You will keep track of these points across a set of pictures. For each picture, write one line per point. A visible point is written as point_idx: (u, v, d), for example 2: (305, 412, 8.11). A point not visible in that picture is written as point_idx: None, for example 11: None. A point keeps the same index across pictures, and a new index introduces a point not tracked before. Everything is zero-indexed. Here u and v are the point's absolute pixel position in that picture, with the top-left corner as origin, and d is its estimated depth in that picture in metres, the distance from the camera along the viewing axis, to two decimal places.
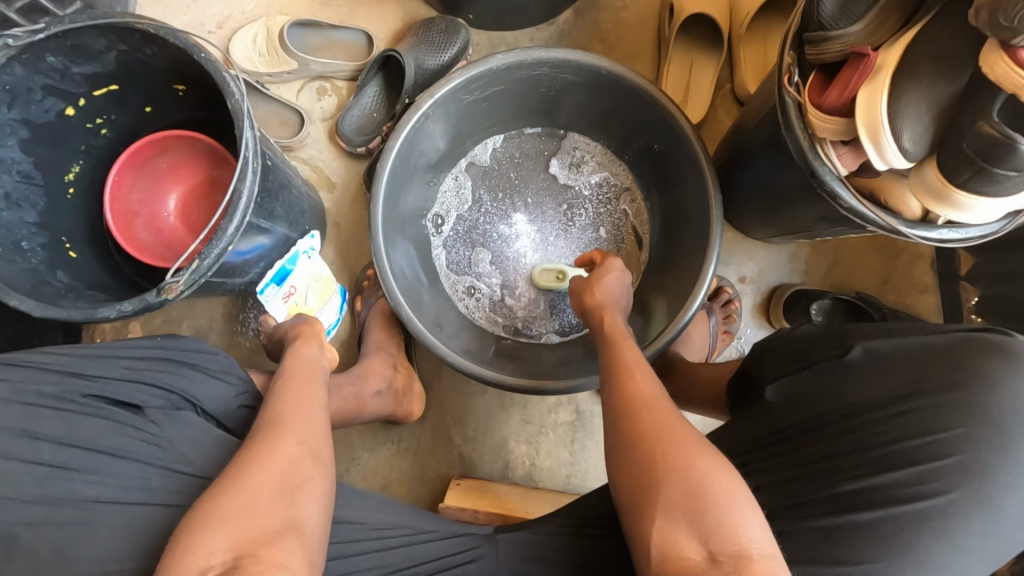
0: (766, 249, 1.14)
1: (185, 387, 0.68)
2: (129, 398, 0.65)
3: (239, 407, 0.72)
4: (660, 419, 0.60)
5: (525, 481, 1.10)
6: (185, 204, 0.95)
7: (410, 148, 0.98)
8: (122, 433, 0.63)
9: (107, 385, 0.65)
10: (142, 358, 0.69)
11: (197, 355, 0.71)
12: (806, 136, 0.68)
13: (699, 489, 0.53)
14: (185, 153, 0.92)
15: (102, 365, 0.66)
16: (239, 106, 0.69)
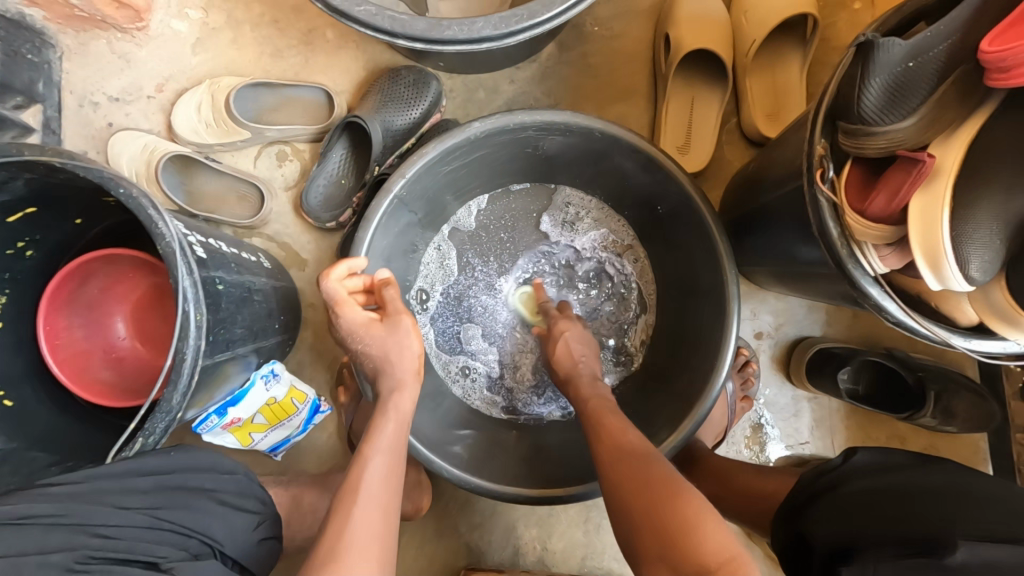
0: (782, 300, 1.04)
1: (204, 527, 0.56)
2: (135, 554, 0.52)
3: (261, 541, 0.61)
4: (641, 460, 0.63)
5: (538, 567, 1.03)
6: (134, 325, 0.84)
7: (384, 233, 0.86)
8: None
9: (126, 538, 0.52)
10: (153, 491, 0.57)
11: (211, 479, 0.60)
12: (842, 240, 0.57)
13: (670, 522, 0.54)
14: (113, 270, 0.81)
15: (116, 511, 0.54)
16: (171, 248, 0.59)
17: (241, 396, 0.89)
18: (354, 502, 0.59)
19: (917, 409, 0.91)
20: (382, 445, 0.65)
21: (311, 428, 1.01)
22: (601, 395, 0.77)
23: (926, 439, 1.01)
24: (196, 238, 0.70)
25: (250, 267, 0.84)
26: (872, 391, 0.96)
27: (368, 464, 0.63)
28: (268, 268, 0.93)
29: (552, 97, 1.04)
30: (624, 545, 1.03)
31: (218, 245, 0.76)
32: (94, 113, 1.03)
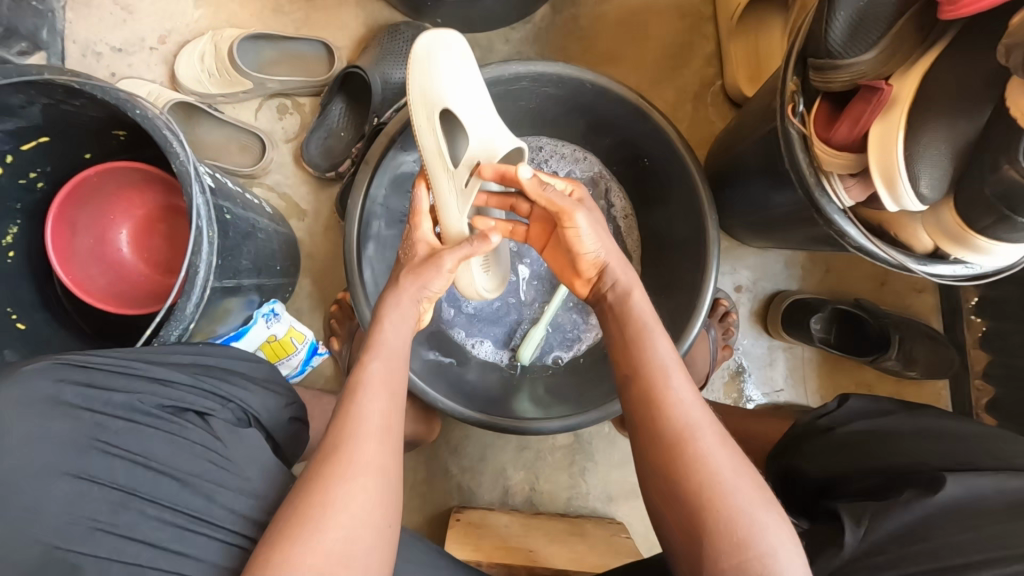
0: (761, 256, 1.10)
1: (240, 397, 0.60)
2: (188, 402, 0.56)
3: (290, 418, 0.65)
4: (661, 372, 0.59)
5: (526, 507, 1.08)
6: (150, 245, 0.87)
7: (382, 178, 0.90)
8: (180, 439, 0.53)
9: (176, 392, 0.56)
10: (195, 362, 0.61)
11: (239, 363, 0.64)
12: (811, 169, 0.63)
13: (706, 491, 0.52)
14: (98, 201, 0.82)
15: (165, 367, 0.57)
16: (185, 169, 0.62)
17: (242, 332, 0.92)
18: (339, 484, 0.50)
19: (882, 352, 0.98)
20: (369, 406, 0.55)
21: (308, 371, 1.04)
22: (624, 298, 0.65)
23: (891, 387, 1.08)
24: (207, 169, 0.74)
25: (254, 207, 0.88)
26: (844, 340, 1.02)
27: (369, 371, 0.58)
28: (270, 213, 0.96)
29: (545, 58, 1.09)
30: (606, 487, 1.09)
31: (226, 181, 0.80)
32: (96, 63, 1.05)
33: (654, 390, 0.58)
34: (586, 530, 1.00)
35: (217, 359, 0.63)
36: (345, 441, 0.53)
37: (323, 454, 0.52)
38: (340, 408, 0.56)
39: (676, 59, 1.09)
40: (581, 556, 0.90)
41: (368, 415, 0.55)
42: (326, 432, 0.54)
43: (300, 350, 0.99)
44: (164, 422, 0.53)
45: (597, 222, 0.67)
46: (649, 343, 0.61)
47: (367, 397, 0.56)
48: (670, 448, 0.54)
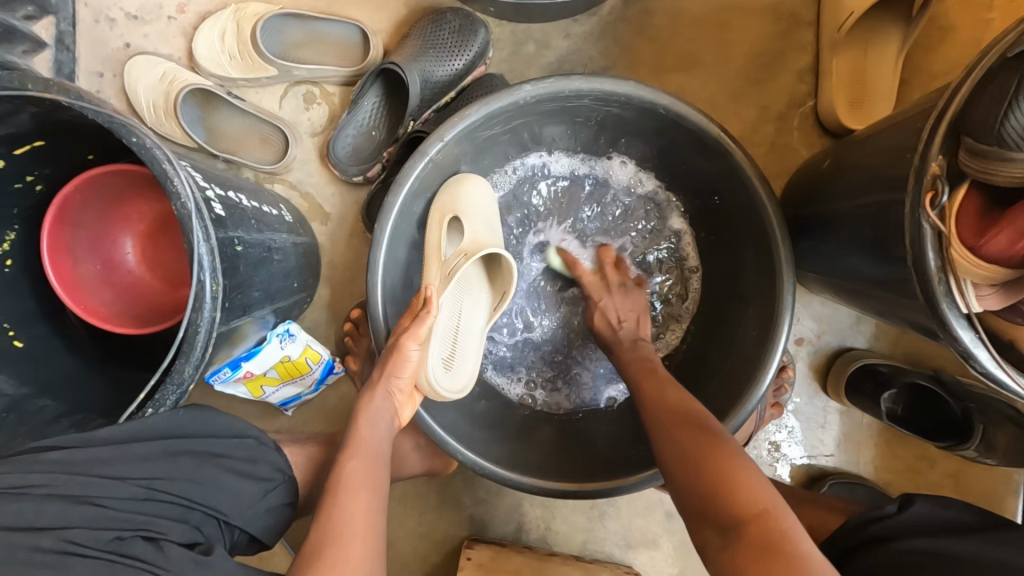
0: (829, 305, 0.98)
1: (207, 498, 0.50)
2: (135, 527, 0.45)
3: (274, 507, 0.56)
4: (694, 422, 0.60)
5: (540, 545, 1.03)
6: (158, 257, 0.81)
7: (414, 199, 0.79)
8: (123, 571, 0.42)
9: (126, 512, 0.45)
10: (157, 457, 0.50)
11: (221, 443, 0.54)
12: (941, 275, 0.50)
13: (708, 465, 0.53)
14: (95, 222, 0.75)
15: (104, 480, 0.46)
16: (187, 211, 0.53)
17: (255, 352, 0.85)
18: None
19: (960, 439, 0.86)
20: (352, 497, 0.56)
21: (322, 388, 0.98)
22: (643, 358, 0.74)
23: (956, 464, 0.97)
24: (215, 192, 0.65)
25: (271, 221, 0.79)
26: (912, 414, 0.91)
27: (348, 465, 0.60)
28: (290, 222, 0.87)
29: (610, 59, 0.94)
30: (626, 534, 1.03)
31: (237, 199, 0.71)
32: (110, 31, 0.95)
33: (689, 434, 0.57)
34: None
35: (184, 442, 0.52)
36: (329, 543, 0.52)
37: (307, 556, 0.52)
38: (323, 509, 0.56)
39: (762, 71, 0.93)
40: None
41: (350, 518, 0.55)
42: (310, 532, 0.54)
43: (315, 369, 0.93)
44: (103, 559, 0.42)
45: (616, 305, 0.83)
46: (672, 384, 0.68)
47: (350, 499, 0.56)
48: (704, 466, 0.54)
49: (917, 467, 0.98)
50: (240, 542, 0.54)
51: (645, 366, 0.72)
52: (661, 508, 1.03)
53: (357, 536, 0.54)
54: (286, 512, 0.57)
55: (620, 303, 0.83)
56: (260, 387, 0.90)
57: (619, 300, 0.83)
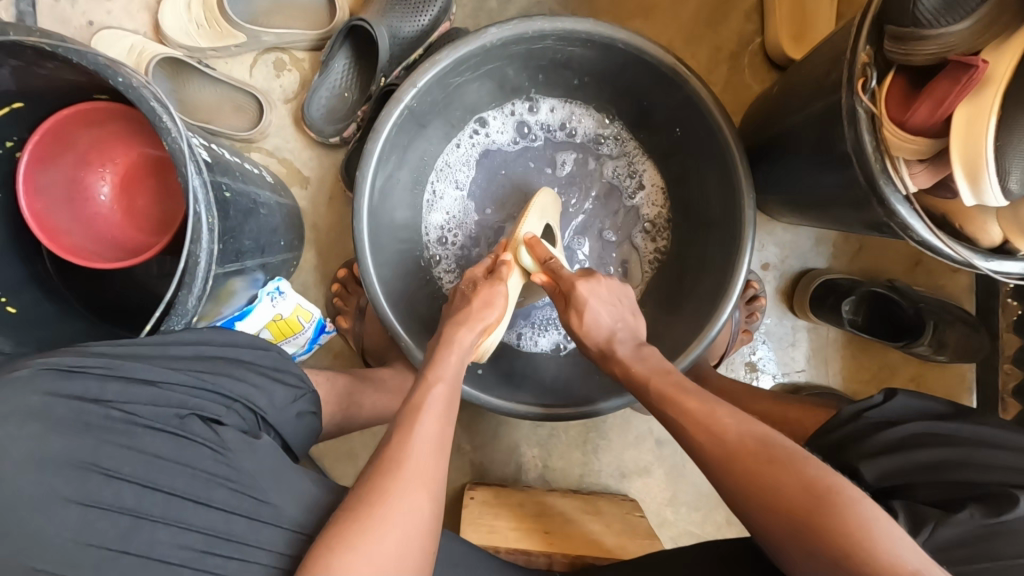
0: (789, 230, 1.04)
1: (246, 394, 0.53)
2: (185, 407, 0.48)
3: (305, 414, 0.59)
4: (758, 439, 0.54)
5: (539, 483, 1.08)
6: (148, 203, 0.79)
7: (393, 147, 0.83)
8: (189, 445, 0.47)
9: (176, 392, 0.49)
10: (194, 359, 0.53)
11: (252, 353, 0.57)
12: (877, 154, 0.55)
13: (802, 505, 0.48)
14: (75, 218, 0.74)
15: (159, 366, 0.49)
16: (178, 146, 0.55)
17: (247, 311, 0.87)
18: (404, 483, 0.50)
19: (914, 338, 0.94)
20: (428, 419, 0.56)
21: (316, 347, 1.00)
22: (661, 369, 0.68)
23: (914, 369, 1.05)
24: (201, 142, 0.67)
25: (254, 178, 0.82)
26: (871, 322, 0.98)
27: (430, 389, 0.60)
28: (271, 183, 0.90)
29: (568, 10, 0.99)
30: (620, 465, 1.09)
31: (221, 153, 0.73)
32: (72, 10, 0.95)
33: (753, 459, 0.53)
34: (601, 508, 0.99)
35: (224, 346, 0.56)
36: (403, 450, 0.52)
37: (387, 459, 0.52)
38: (402, 421, 0.56)
39: (711, 13, 0.99)
40: (598, 536, 0.90)
41: (425, 436, 0.54)
42: (391, 442, 0.54)
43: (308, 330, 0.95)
44: (164, 430, 0.46)
45: (605, 306, 0.74)
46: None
47: (429, 417, 0.56)
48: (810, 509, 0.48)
49: (880, 375, 1.06)
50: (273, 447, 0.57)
51: (669, 380, 0.66)
52: (651, 436, 1.09)
53: (436, 453, 0.54)
54: (312, 418, 0.60)
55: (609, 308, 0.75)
56: None
57: (606, 294, 0.75)
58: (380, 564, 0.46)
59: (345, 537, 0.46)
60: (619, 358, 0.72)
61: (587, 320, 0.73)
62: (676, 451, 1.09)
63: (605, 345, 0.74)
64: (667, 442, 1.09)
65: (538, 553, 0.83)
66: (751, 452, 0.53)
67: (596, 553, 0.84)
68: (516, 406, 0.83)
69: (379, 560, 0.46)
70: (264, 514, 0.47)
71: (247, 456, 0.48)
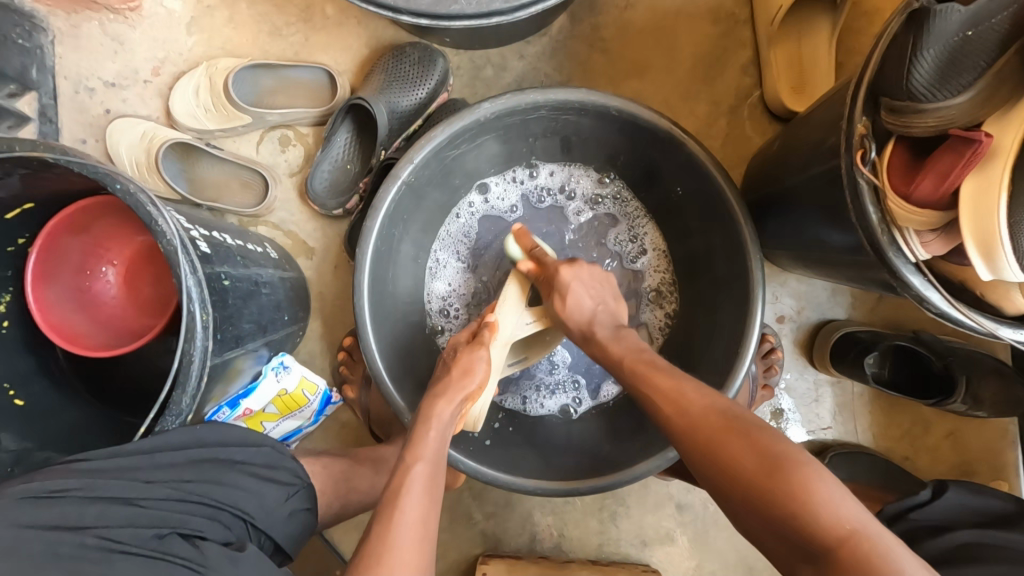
0: (803, 281, 1.01)
1: (234, 500, 0.52)
2: (168, 524, 0.47)
3: (296, 511, 0.58)
4: (723, 413, 0.52)
5: (555, 553, 1.03)
6: (151, 286, 0.81)
7: (392, 221, 0.83)
8: (167, 568, 0.44)
9: (159, 509, 0.48)
10: (181, 465, 0.53)
11: (241, 452, 0.57)
12: (883, 226, 0.53)
13: (767, 473, 0.46)
14: (88, 320, 0.77)
15: (140, 483, 0.49)
16: (173, 247, 0.56)
17: (252, 388, 0.87)
18: None
19: (946, 395, 0.88)
20: (410, 508, 0.53)
21: (322, 418, 0.99)
22: (637, 349, 0.65)
23: (949, 423, 0.99)
24: (199, 232, 0.68)
25: (256, 258, 0.82)
26: (898, 376, 0.93)
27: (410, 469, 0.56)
28: (275, 258, 0.91)
29: (564, 73, 1.00)
30: (640, 532, 1.03)
31: (221, 239, 0.75)
32: (90, 100, 1.00)
33: (725, 431, 0.51)
34: None
35: (210, 450, 0.55)
36: (384, 548, 0.50)
37: (366, 560, 0.49)
38: (382, 510, 0.53)
39: (707, 69, 0.99)
40: None
41: (407, 527, 0.51)
42: (369, 537, 0.51)
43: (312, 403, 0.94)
44: (144, 554, 0.44)
45: (588, 289, 0.72)
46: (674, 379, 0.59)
47: (410, 502, 0.53)
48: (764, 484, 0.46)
49: (914, 430, 1.00)
50: (265, 550, 0.56)
51: None
52: (671, 501, 1.03)
53: (416, 550, 0.51)
54: (307, 516, 0.59)
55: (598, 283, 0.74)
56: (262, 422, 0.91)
57: (588, 277, 0.73)
58: None
59: None
60: (600, 340, 0.69)
61: (569, 303, 0.71)
62: (699, 516, 1.03)
63: (586, 327, 0.70)
64: (688, 507, 1.03)
65: None
66: (713, 427, 0.51)
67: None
68: (527, 481, 0.78)
69: None
70: None
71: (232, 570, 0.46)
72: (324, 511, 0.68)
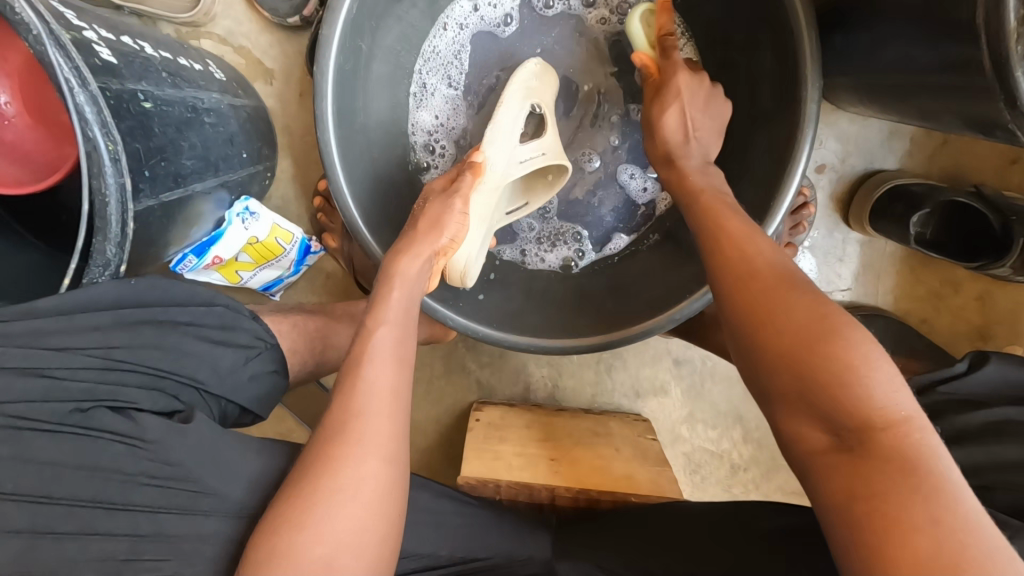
0: (857, 122, 0.85)
1: (179, 366, 0.49)
2: (94, 397, 0.44)
3: (262, 373, 0.55)
4: (779, 272, 0.43)
5: (548, 402, 1.04)
6: (54, 91, 0.65)
7: (358, 29, 0.66)
8: (90, 442, 0.42)
9: (81, 381, 0.44)
10: (112, 328, 0.48)
11: (189, 312, 0.51)
12: (1020, 28, 0.39)
13: (817, 327, 0.38)
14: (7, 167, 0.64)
15: (56, 352, 0.44)
16: (43, 45, 0.41)
17: (218, 235, 0.78)
18: (348, 452, 0.42)
19: (996, 258, 0.79)
20: (373, 371, 0.46)
21: (304, 268, 0.92)
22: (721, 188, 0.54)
23: (981, 286, 0.91)
24: (96, 35, 0.52)
25: (194, 77, 0.67)
26: (946, 235, 0.82)
27: (370, 331, 0.49)
28: (222, 81, 0.74)
29: None
30: (634, 384, 1.03)
31: (137, 48, 0.59)
32: None
33: (765, 287, 0.42)
34: (611, 430, 0.95)
35: (146, 312, 0.49)
36: (348, 411, 0.44)
37: (329, 426, 0.44)
38: (344, 374, 0.47)
39: None
40: (605, 463, 0.86)
41: (373, 391, 0.45)
42: (331, 403, 0.45)
43: (291, 252, 0.86)
44: (62, 429, 0.42)
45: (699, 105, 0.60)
46: (748, 227, 0.48)
47: (374, 366, 0.47)
48: (805, 326, 0.38)
49: (941, 293, 0.92)
50: (232, 414, 0.53)
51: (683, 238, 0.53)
52: (669, 355, 1.02)
53: (385, 410, 0.45)
54: (272, 378, 0.56)
55: (702, 112, 0.61)
56: (237, 269, 0.84)
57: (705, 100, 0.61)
58: (336, 543, 0.40)
59: (291, 522, 0.40)
60: (684, 168, 0.58)
61: (672, 115, 0.59)
62: (695, 371, 1.02)
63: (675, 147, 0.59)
64: (685, 362, 1.02)
65: (540, 485, 0.80)
66: (760, 281, 0.42)
67: (601, 485, 0.81)
68: (519, 339, 0.73)
69: (335, 539, 0.40)
70: (189, 509, 0.42)
71: (166, 444, 0.43)
72: (300, 370, 0.63)
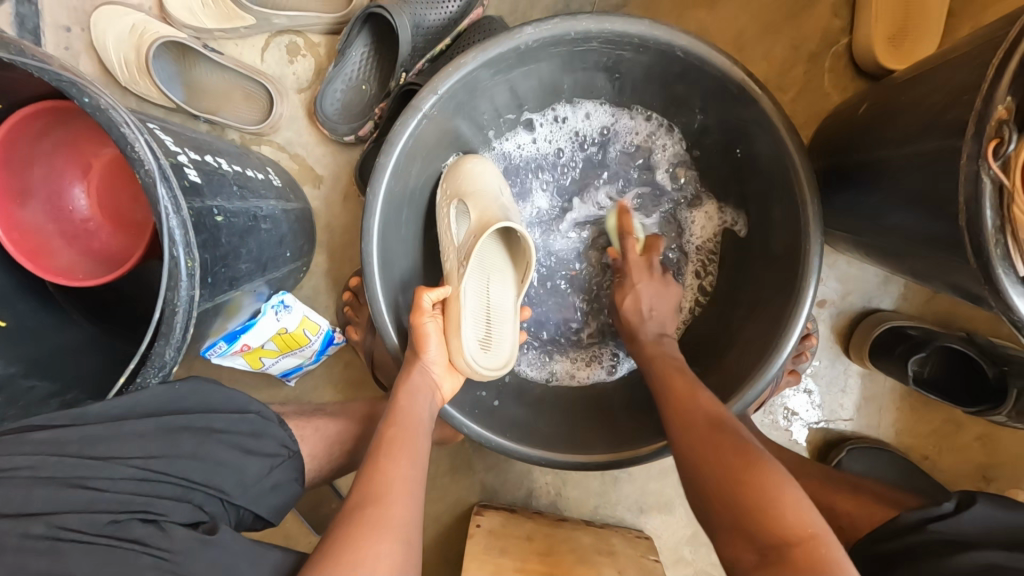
0: (855, 265, 0.92)
1: (209, 477, 0.50)
2: (131, 508, 0.45)
3: (283, 482, 0.56)
4: (714, 423, 0.57)
5: (551, 510, 1.03)
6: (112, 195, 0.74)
7: (410, 159, 0.73)
8: (120, 554, 0.42)
9: (119, 492, 0.45)
10: (152, 435, 0.50)
11: (226, 419, 0.54)
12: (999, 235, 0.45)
13: (740, 469, 0.51)
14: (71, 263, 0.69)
15: (99, 462, 0.46)
16: (151, 178, 0.48)
17: (251, 325, 0.82)
18: (370, 529, 0.46)
19: (994, 405, 0.81)
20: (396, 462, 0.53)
21: (325, 357, 0.94)
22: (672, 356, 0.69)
23: (982, 427, 0.93)
24: (188, 157, 0.60)
25: (257, 187, 0.74)
26: (942, 377, 0.86)
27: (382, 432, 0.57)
28: (278, 187, 0.81)
29: None
30: (639, 498, 1.02)
31: (217, 165, 0.66)
32: None
33: (714, 437, 0.55)
34: (614, 547, 0.93)
35: (186, 420, 0.52)
36: (373, 495, 0.50)
37: (351, 512, 0.48)
38: (365, 469, 0.53)
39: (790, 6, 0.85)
40: None
41: (394, 478, 0.51)
42: (353, 494, 0.51)
43: (314, 342, 0.89)
44: (96, 541, 0.42)
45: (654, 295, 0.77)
46: (692, 385, 0.64)
47: (394, 458, 0.53)
48: (734, 469, 0.51)
49: (943, 430, 0.94)
50: (245, 520, 0.54)
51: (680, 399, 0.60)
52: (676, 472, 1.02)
53: (405, 492, 0.51)
54: (290, 488, 0.57)
55: (657, 297, 0.77)
56: (262, 355, 0.87)
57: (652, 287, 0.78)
58: None
59: None
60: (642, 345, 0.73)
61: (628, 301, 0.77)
62: None
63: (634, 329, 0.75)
64: None
65: None
66: (700, 432, 0.57)
67: None
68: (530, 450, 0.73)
69: None
70: None
71: (194, 556, 0.43)
72: None
